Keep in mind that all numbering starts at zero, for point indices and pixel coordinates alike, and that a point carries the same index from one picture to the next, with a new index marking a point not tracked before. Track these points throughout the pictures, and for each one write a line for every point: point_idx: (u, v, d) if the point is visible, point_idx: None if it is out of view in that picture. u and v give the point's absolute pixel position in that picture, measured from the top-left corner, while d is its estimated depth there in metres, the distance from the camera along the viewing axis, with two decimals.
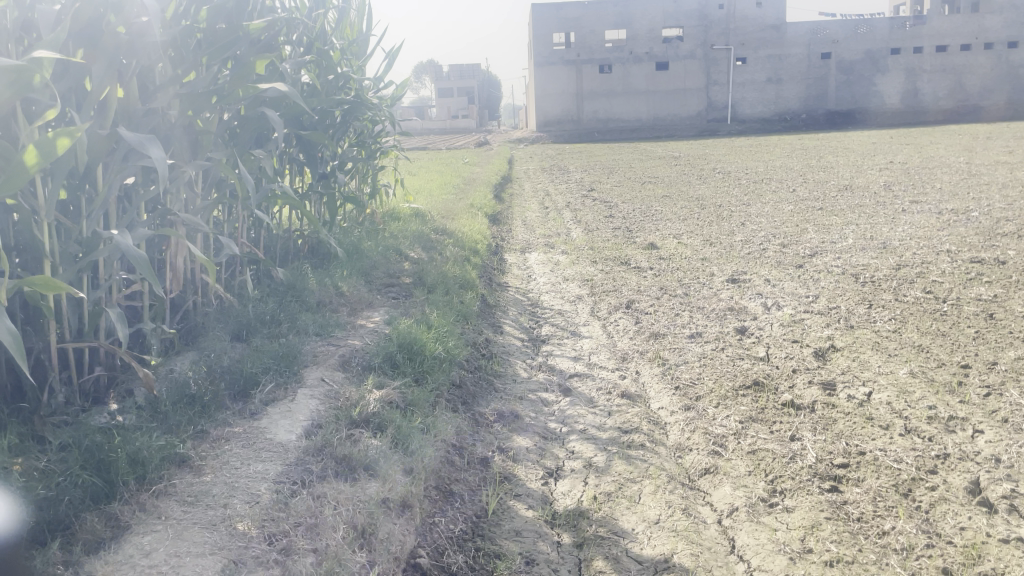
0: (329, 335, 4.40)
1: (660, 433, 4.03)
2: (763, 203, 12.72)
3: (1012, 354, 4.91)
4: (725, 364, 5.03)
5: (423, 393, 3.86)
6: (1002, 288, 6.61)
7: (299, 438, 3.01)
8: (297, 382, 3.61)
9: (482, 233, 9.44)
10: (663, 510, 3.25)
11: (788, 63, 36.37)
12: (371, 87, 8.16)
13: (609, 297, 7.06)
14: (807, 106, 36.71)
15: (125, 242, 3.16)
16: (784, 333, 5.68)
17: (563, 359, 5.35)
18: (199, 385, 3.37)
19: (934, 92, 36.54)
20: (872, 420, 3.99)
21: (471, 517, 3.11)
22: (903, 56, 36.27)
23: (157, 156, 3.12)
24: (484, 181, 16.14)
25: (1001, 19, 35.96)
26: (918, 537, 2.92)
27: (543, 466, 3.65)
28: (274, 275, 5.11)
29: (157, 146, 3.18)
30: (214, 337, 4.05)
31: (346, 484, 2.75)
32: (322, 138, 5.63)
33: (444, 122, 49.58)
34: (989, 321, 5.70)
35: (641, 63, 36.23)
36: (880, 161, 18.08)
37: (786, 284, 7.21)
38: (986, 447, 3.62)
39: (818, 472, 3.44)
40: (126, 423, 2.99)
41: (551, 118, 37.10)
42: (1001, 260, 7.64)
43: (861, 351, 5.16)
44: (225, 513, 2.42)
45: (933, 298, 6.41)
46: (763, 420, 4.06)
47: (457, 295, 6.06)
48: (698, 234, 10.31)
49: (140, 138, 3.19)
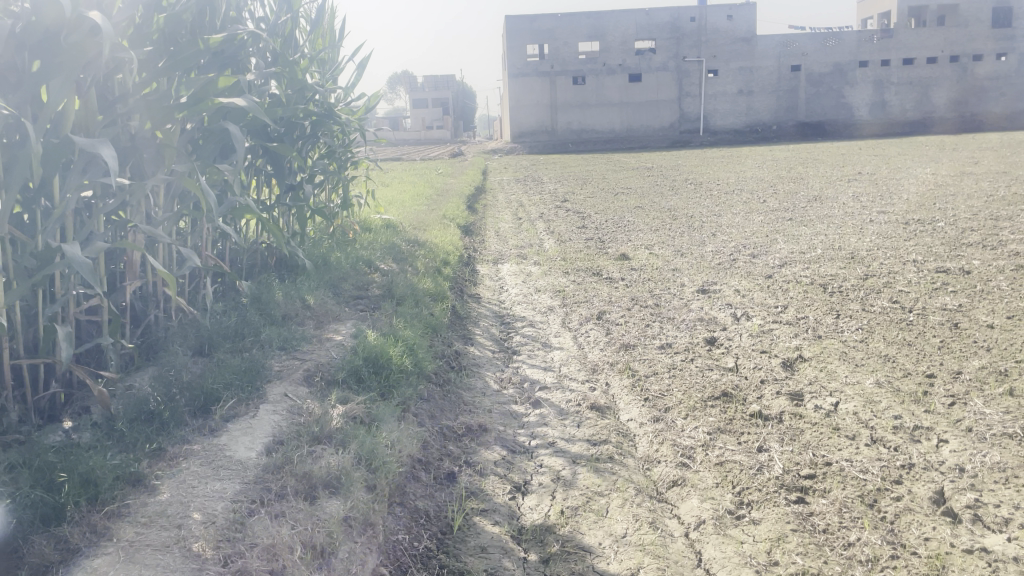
0: (294, 349, 4.34)
1: (628, 445, 4.02)
2: (734, 214, 12.85)
3: (976, 363, 4.96)
4: (694, 375, 5.04)
5: (389, 407, 3.81)
6: (966, 298, 6.70)
7: (259, 455, 2.95)
8: (259, 398, 3.54)
9: (454, 244, 9.42)
10: (630, 524, 3.22)
11: (759, 75, 36.80)
12: (342, 98, 8.10)
13: (580, 307, 7.07)
14: (777, 117, 37.17)
15: (73, 250, 3.08)
16: (752, 343, 5.71)
17: (532, 370, 5.33)
18: (159, 401, 3.31)
19: (901, 104, 37.18)
20: (839, 431, 4.01)
21: (435, 534, 3.07)
22: (871, 69, 36.85)
23: (108, 156, 3.03)
24: (458, 191, 16.16)
25: (965, 32, 36.68)
26: (883, 548, 2.92)
27: (511, 480, 3.62)
28: (240, 288, 5.04)
29: (108, 150, 3.10)
30: (176, 352, 3.98)
31: (306, 502, 2.69)
32: (289, 149, 5.57)
33: (419, 133, 49.58)
34: (954, 330, 5.77)
35: (614, 75, 36.49)
36: (849, 172, 18.35)
37: (756, 294, 7.27)
38: (951, 456, 3.64)
39: (785, 484, 3.45)
40: (81, 442, 2.92)
41: (525, 129, 37.24)
42: (966, 270, 7.75)
43: (829, 361, 5.19)
44: (179, 534, 2.35)
45: (899, 308, 6.49)
46: (730, 431, 4.07)
47: (427, 306, 6.02)
48: (670, 244, 10.37)
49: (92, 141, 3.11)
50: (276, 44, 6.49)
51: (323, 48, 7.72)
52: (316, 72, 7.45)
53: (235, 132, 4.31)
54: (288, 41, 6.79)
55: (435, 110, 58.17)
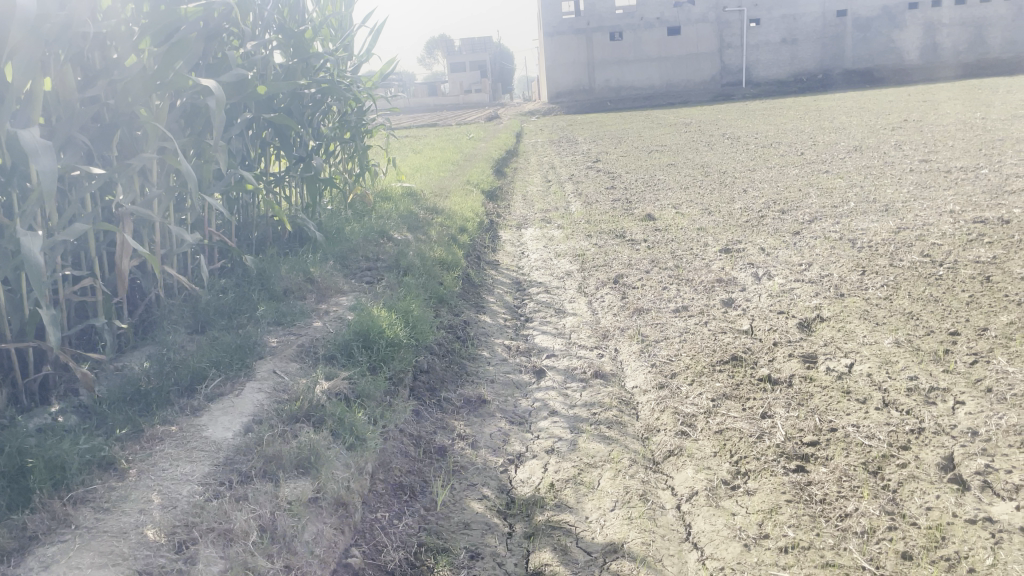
0: (289, 324, 4.31)
1: (629, 413, 3.91)
2: (768, 169, 12.48)
3: (1004, 319, 4.72)
4: (706, 339, 4.89)
5: (379, 382, 3.77)
6: (1002, 249, 6.38)
7: (235, 436, 2.94)
8: (247, 375, 3.53)
9: (476, 210, 9.31)
10: (620, 496, 3.13)
11: (803, 23, 35.58)
12: (354, 67, 7.91)
13: (599, 272, 6.92)
14: (822, 65, 35.94)
15: (30, 244, 3.04)
16: (771, 304, 5.53)
17: (542, 338, 5.23)
18: (145, 382, 3.32)
19: (953, 47, 35.56)
20: (849, 394, 3.85)
21: (417, 511, 3.02)
22: (921, 11, 35.31)
23: (43, 167, 3.04)
24: (487, 155, 15.99)
25: None
26: (880, 518, 2.79)
27: (504, 452, 3.55)
28: (244, 264, 5.02)
29: (48, 154, 3.10)
30: (170, 331, 4.00)
31: (272, 484, 2.69)
32: (288, 121, 5.49)
33: (456, 98, 49.08)
34: (984, 284, 5.50)
35: (651, 29, 35.68)
36: (894, 120, 17.68)
37: (781, 252, 7.03)
38: (965, 419, 3.47)
39: (785, 452, 3.31)
40: (63, 424, 2.94)
41: (562, 89, 36.64)
42: (1006, 219, 7.39)
43: (848, 320, 4.99)
44: (138, 520, 2.38)
45: (929, 262, 6.21)
46: (736, 397, 3.93)
47: (437, 276, 5.96)
48: (699, 202, 10.11)
49: (37, 142, 3.10)
50: (281, 15, 6.37)
51: (334, 14, 7.56)
52: (326, 41, 7.26)
53: (221, 108, 4.27)
54: (295, 11, 6.64)
55: (472, 74, 57.62)
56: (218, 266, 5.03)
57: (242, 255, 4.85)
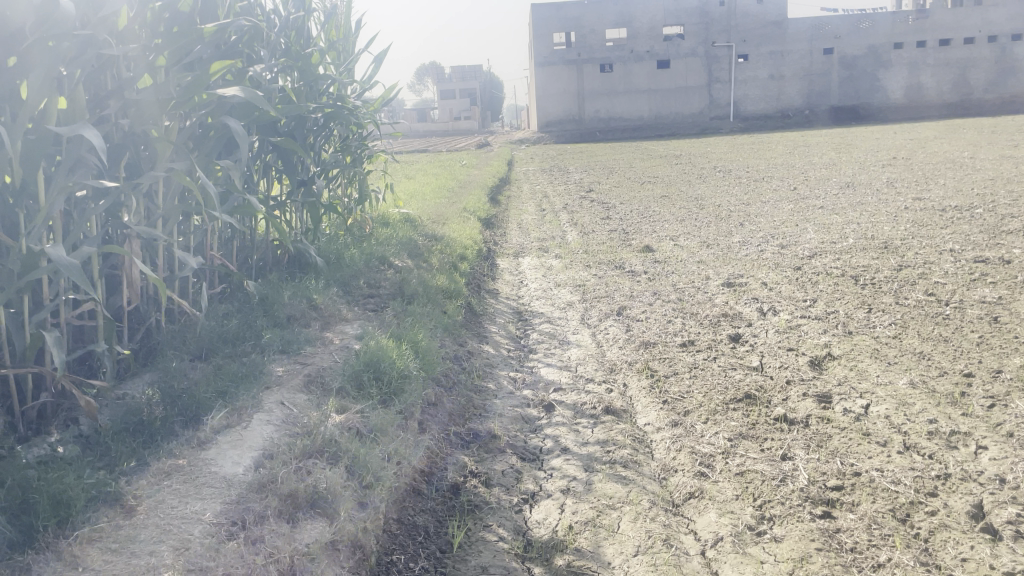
0: (295, 353, 4.20)
1: (644, 452, 3.81)
2: (763, 203, 12.50)
3: (1017, 361, 4.67)
4: (716, 375, 4.80)
5: (390, 416, 3.65)
6: (1007, 289, 6.36)
7: (246, 472, 2.85)
8: (253, 407, 3.40)
9: (474, 237, 9.24)
10: (643, 541, 3.02)
11: (790, 59, 36.05)
12: (357, 92, 7.84)
13: (601, 303, 6.84)
14: (809, 102, 36.38)
15: (58, 251, 3.02)
16: (778, 340, 5.46)
17: (548, 370, 5.13)
18: (150, 412, 3.20)
19: (938, 87, 36.13)
20: (869, 436, 3.77)
21: (433, 554, 2.91)
22: (906, 51, 35.92)
23: (93, 139, 3.09)
24: (480, 182, 15.95)
25: (1004, 12, 35.65)
26: (916, 569, 2.70)
27: (518, 491, 3.44)
28: (246, 289, 4.90)
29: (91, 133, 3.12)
30: (172, 357, 3.87)
31: (287, 526, 2.59)
32: (294, 144, 5.41)
33: (445, 124, 49.23)
34: (993, 324, 5.47)
35: (642, 62, 36.02)
36: (884, 157, 17.87)
37: (784, 288, 6.99)
38: (990, 465, 3.38)
39: (810, 496, 3.22)
40: (64, 454, 2.81)
41: (552, 118, 36.85)
42: (1006, 259, 7.40)
43: (860, 359, 4.93)
44: (150, 562, 2.27)
45: (935, 301, 6.18)
46: (753, 437, 3.84)
47: (440, 304, 5.86)
48: (697, 235, 10.07)
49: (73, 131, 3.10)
50: (288, 37, 6.30)
51: (338, 39, 7.49)
52: (331, 65, 7.20)
53: (235, 127, 4.22)
54: (302, 34, 6.58)
55: (462, 102, 58.06)
56: (219, 291, 4.91)
57: (245, 280, 4.73)
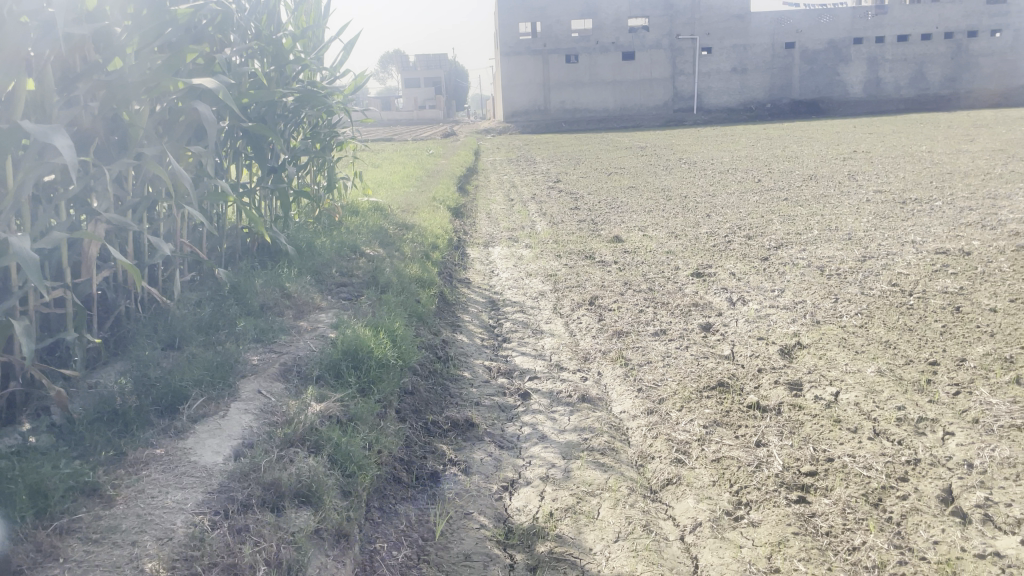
0: (270, 341, 4.16)
1: (621, 439, 3.84)
2: (729, 194, 12.64)
3: (980, 350, 4.79)
4: (689, 364, 4.85)
5: (369, 404, 3.64)
6: (967, 280, 6.52)
7: (226, 460, 2.83)
8: (230, 396, 3.36)
9: (444, 227, 9.20)
10: (623, 527, 3.05)
11: (753, 53, 36.41)
12: (327, 79, 7.75)
13: (573, 293, 6.86)
14: (771, 95, 36.79)
15: (22, 244, 2.95)
16: (749, 330, 5.53)
17: (522, 359, 5.14)
18: (124, 401, 3.14)
19: (895, 82, 36.80)
20: (840, 423, 3.85)
21: (415, 542, 2.91)
22: (865, 46, 36.52)
23: (63, 148, 2.95)
24: (448, 172, 15.88)
25: (960, 9, 36.40)
26: (890, 552, 2.76)
27: (498, 478, 3.45)
28: (218, 277, 4.83)
29: (62, 137, 3.02)
30: (144, 345, 3.81)
31: (272, 515, 2.58)
32: (265, 131, 5.34)
33: (410, 114, 48.87)
34: (955, 314, 5.61)
35: (607, 53, 36.14)
36: (845, 150, 18.17)
37: (752, 278, 7.07)
38: (958, 451, 3.47)
39: (785, 482, 3.28)
40: (37, 444, 2.75)
41: (518, 108, 36.78)
42: (966, 250, 7.58)
43: (828, 348, 5.02)
44: (133, 552, 2.26)
45: (899, 291, 6.31)
46: (727, 424, 3.89)
47: (413, 293, 5.84)
48: (665, 226, 10.15)
49: (44, 129, 3.02)
50: (257, 22, 6.19)
51: (308, 24, 7.38)
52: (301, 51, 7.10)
53: (206, 113, 4.15)
54: (272, 19, 6.48)
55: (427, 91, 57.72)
56: (190, 278, 4.83)
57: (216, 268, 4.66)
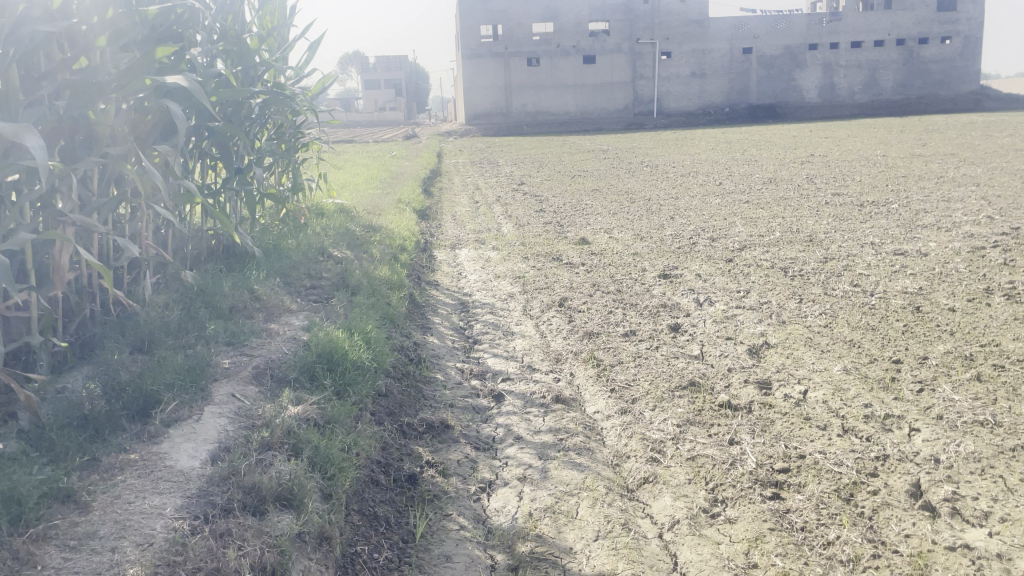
0: (241, 344, 4.11)
1: (596, 438, 3.86)
2: (691, 197, 12.79)
3: (941, 348, 4.92)
4: (659, 364, 4.90)
5: (345, 407, 3.61)
6: (925, 280, 6.68)
7: (204, 465, 2.79)
8: (203, 399, 3.31)
9: (410, 229, 9.16)
10: (602, 526, 3.07)
11: (712, 57, 36.89)
12: (292, 79, 7.66)
13: (542, 294, 6.88)
14: (729, 99, 37.32)
15: None
16: (717, 330, 5.60)
17: (494, 361, 5.14)
18: (94, 405, 3.07)
19: (850, 87, 37.59)
20: (810, 420, 3.92)
21: (395, 544, 2.90)
22: (820, 52, 37.26)
23: (35, 147, 2.90)
24: (412, 174, 15.82)
25: (911, 16, 37.31)
26: (864, 546, 2.82)
27: (475, 480, 3.44)
28: (185, 279, 4.75)
29: (33, 134, 2.95)
30: (112, 349, 3.73)
31: (253, 519, 2.55)
32: (232, 131, 5.26)
33: (371, 116, 48.57)
34: (915, 314, 5.74)
35: (568, 56, 36.32)
36: (802, 153, 18.52)
37: (718, 279, 7.16)
38: (924, 446, 3.56)
39: (759, 479, 3.33)
40: (5, 451, 2.69)
41: (479, 111, 36.78)
42: (923, 252, 7.77)
43: (795, 347, 5.11)
44: (113, 559, 2.22)
45: (860, 291, 6.45)
46: (700, 423, 3.94)
47: (383, 295, 5.81)
48: (630, 228, 10.22)
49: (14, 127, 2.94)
50: (223, 21, 6.10)
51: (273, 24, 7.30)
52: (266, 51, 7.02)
53: (174, 112, 4.08)
54: (237, 18, 6.39)
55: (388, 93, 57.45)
56: (156, 280, 4.74)
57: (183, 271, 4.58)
